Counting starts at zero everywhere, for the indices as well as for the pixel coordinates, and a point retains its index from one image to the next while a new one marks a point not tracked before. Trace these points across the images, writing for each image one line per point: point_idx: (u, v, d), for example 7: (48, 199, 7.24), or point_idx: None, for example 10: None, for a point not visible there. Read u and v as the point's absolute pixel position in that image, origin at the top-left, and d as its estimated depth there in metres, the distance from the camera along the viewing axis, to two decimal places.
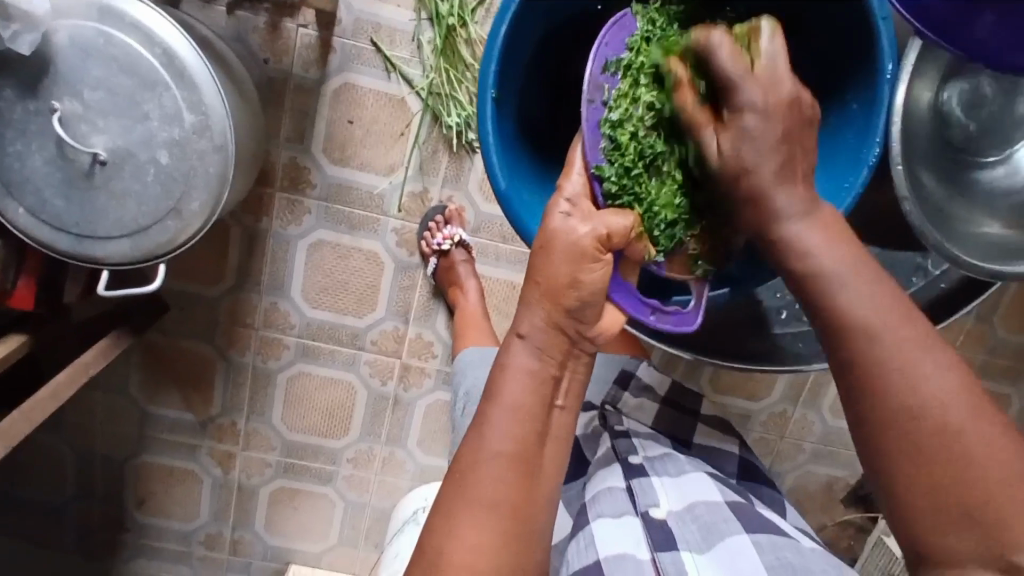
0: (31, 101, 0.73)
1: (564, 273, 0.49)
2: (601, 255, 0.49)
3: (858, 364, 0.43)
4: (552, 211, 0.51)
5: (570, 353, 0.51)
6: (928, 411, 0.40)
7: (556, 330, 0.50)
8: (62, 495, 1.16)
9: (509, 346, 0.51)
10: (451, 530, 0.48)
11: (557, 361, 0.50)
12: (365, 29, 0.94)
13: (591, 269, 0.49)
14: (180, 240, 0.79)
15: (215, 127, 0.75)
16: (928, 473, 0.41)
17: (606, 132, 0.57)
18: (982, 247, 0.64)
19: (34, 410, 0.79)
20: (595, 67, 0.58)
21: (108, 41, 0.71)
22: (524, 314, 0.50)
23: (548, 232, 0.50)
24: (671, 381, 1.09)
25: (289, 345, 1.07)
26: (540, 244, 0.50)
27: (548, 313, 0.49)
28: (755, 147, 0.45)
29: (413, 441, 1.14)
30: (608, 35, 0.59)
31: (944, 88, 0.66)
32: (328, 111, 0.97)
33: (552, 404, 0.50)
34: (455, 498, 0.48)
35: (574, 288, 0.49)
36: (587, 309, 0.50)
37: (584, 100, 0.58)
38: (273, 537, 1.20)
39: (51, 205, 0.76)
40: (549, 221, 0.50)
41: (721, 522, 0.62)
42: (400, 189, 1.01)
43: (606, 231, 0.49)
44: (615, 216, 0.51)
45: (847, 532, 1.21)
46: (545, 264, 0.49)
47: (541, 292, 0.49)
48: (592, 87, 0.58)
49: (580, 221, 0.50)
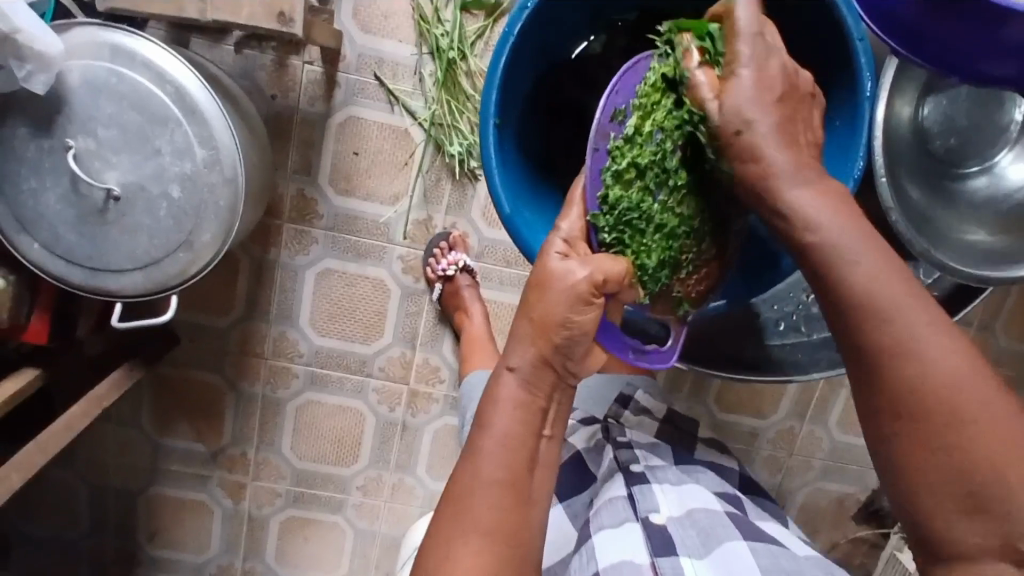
0: (45, 140, 0.75)
1: (558, 312, 0.50)
2: (594, 299, 0.50)
3: (866, 325, 0.43)
4: (547, 252, 0.52)
5: (559, 385, 0.52)
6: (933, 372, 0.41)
7: (544, 364, 0.51)
8: (72, 529, 1.16)
9: (499, 378, 0.52)
10: (454, 556, 0.48)
11: (546, 394, 0.52)
12: (368, 64, 0.97)
13: (584, 311, 0.50)
14: (191, 271, 0.81)
15: (225, 160, 0.77)
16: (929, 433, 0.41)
17: (607, 181, 0.57)
18: (969, 253, 0.66)
19: (49, 441, 0.80)
20: (603, 114, 0.57)
21: (120, 80, 0.74)
22: (516, 345, 0.51)
23: (545, 271, 0.51)
24: (677, 399, 1.10)
25: (298, 373, 1.08)
26: (534, 282, 0.51)
27: (540, 349, 0.51)
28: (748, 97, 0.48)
29: (422, 467, 1.15)
30: (620, 82, 0.58)
31: (922, 103, 0.69)
32: (334, 143, 0.99)
33: (541, 433, 0.52)
34: (456, 519, 0.49)
35: (565, 327, 0.50)
36: (576, 346, 0.51)
37: (589, 148, 0.57)
38: (284, 567, 1.20)
39: (66, 239, 0.78)
40: (545, 260, 0.52)
41: (718, 528, 0.63)
42: (405, 218, 1.03)
43: (602, 277, 0.50)
44: (609, 262, 0.52)
45: (860, 548, 1.20)
46: (541, 301, 0.50)
47: (533, 327, 0.51)
48: (598, 136, 0.57)
49: (577, 264, 0.51)
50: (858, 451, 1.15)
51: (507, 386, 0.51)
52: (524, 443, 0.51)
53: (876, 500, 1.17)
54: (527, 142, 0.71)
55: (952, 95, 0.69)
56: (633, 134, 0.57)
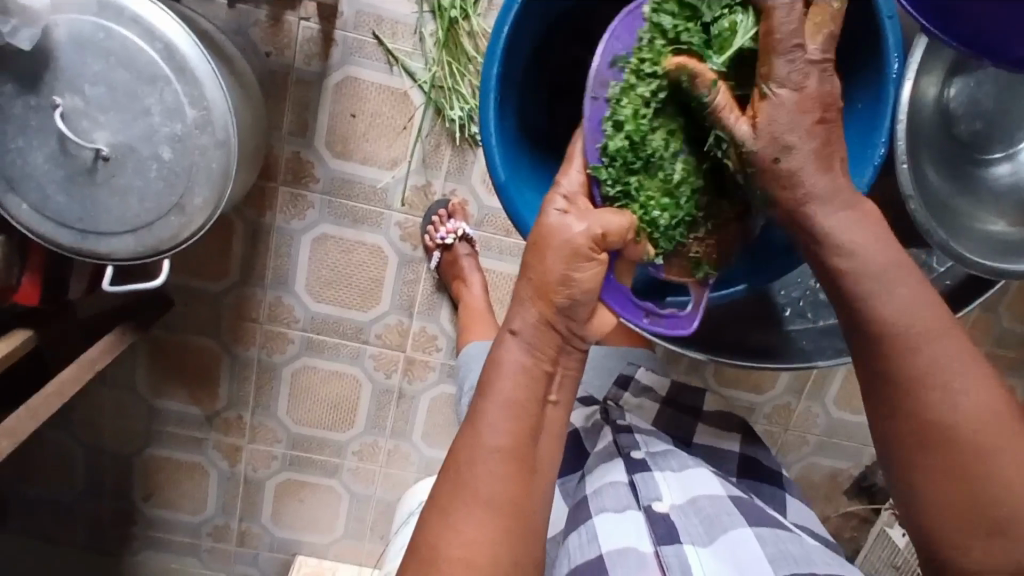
0: (32, 97, 0.73)
1: (556, 270, 0.49)
2: (596, 254, 0.49)
3: (917, 401, 0.46)
4: (547, 207, 0.51)
5: (563, 347, 0.51)
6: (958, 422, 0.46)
7: (547, 327, 0.50)
8: (69, 488, 1.17)
9: (502, 343, 0.51)
10: (454, 533, 0.47)
11: (551, 357, 0.50)
12: (367, 22, 0.93)
13: (585, 267, 0.49)
14: (183, 236, 0.78)
15: (217, 122, 0.74)
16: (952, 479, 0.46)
17: (608, 132, 0.56)
18: (986, 244, 0.64)
19: (41, 405, 0.79)
20: (602, 61, 0.56)
21: (108, 36, 0.71)
22: (519, 309, 0.50)
23: (545, 228, 0.49)
24: (676, 373, 1.09)
25: (294, 339, 1.07)
26: (536, 239, 0.50)
27: (541, 311, 0.50)
28: (790, 125, 0.46)
29: (418, 433, 1.15)
30: (620, 26, 0.57)
31: (949, 84, 0.65)
32: (330, 105, 0.96)
33: (546, 398, 0.51)
34: (452, 493, 0.48)
35: (566, 286, 0.49)
36: (578, 308, 0.50)
37: (587, 97, 0.57)
38: (280, 528, 1.21)
39: (55, 201, 0.76)
40: (542, 215, 0.51)
41: (722, 516, 0.63)
42: (404, 182, 1.01)
43: (602, 232, 0.49)
44: (611, 215, 0.51)
45: (850, 523, 1.22)
46: (541, 259, 0.49)
47: (533, 288, 0.50)
48: (597, 83, 0.57)
49: (576, 218, 0.50)
50: (853, 428, 1.15)
51: (511, 351, 0.50)
52: (528, 412, 0.50)
53: (868, 477, 1.18)
54: (528, 117, 0.69)
55: (979, 76, 0.65)
56: (636, 79, 0.56)
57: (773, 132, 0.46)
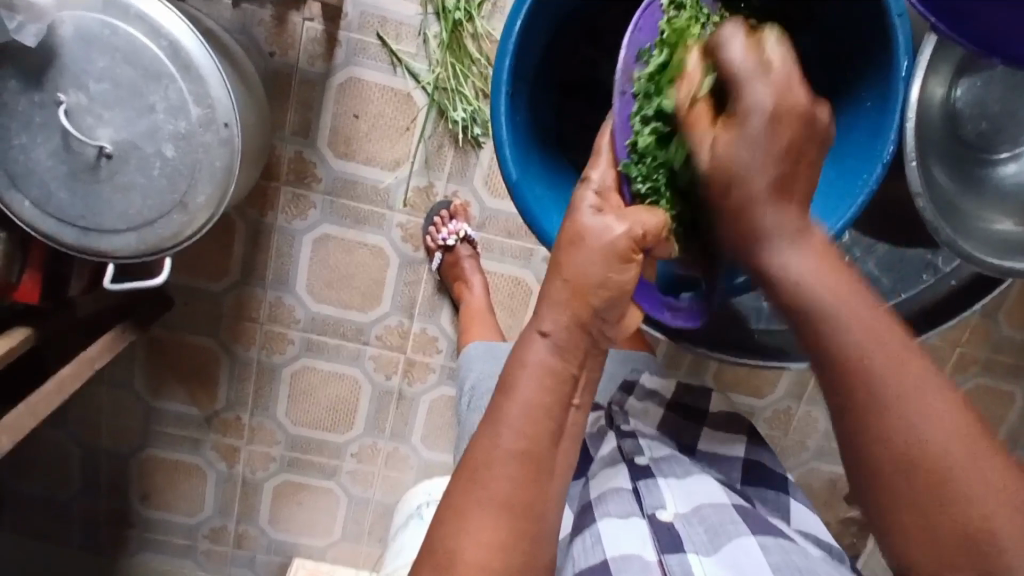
0: (36, 93, 0.73)
1: (594, 272, 0.47)
2: (634, 256, 0.48)
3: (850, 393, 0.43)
4: (581, 207, 0.50)
5: (591, 350, 0.50)
6: (935, 457, 0.41)
7: (579, 328, 0.48)
8: (65, 487, 1.16)
9: (529, 344, 0.49)
10: (460, 540, 0.46)
11: (578, 360, 0.49)
12: (371, 23, 0.93)
13: (623, 269, 0.48)
14: (186, 233, 0.78)
15: (221, 119, 0.74)
16: (928, 510, 0.42)
17: (637, 128, 0.56)
18: (992, 243, 0.65)
19: (40, 402, 0.78)
20: (628, 55, 0.57)
21: (113, 33, 0.71)
22: (548, 310, 0.49)
23: (580, 230, 0.48)
24: (677, 376, 1.09)
25: (293, 340, 1.07)
26: (568, 241, 0.48)
27: (575, 313, 0.48)
28: (753, 145, 0.44)
29: (417, 436, 1.14)
30: (641, 19, 0.58)
31: (956, 85, 0.65)
32: (334, 105, 0.96)
33: (570, 402, 0.49)
34: (464, 496, 0.47)
35: (603, 286, 0.47)
36: (612, 310, 0.49)
37: (616, 92, 0.56)
38: (278, 531, 1.20)
39: (57, 198, 0.76)
40: (578, 216, 0.49)
41: (727, 524, 0.62)
42: (406, 184, 1.01)
43: (642, 232, 0.48)
44: (644, 215, 0.51)
45: (849, 529, 1.22)
46: (575, 260, 0.48)
47: (568, 289, 0.48)
48: (625, 78, 0.56)
49: (614, 219, 0.49)
50: None
51: (537, 352, 0.49)
52: (548, 416, 0.48)
53: None
54: (541, 116, 0.69)
55: (985, 76, 0.65)
56: (657, 73, 0.57)
57: (732, 157, 0.45)
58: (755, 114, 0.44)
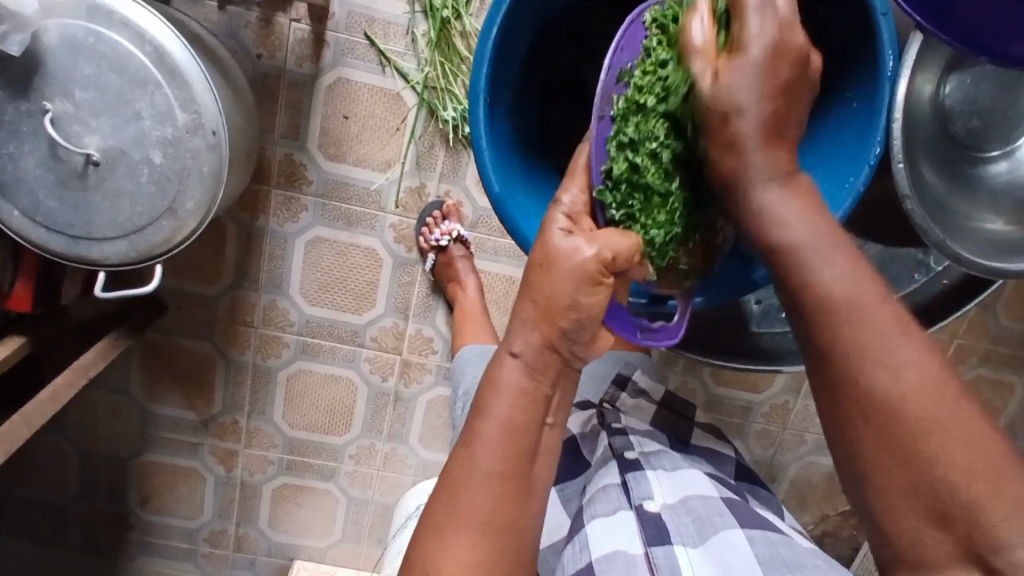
0: (22, 102, 0.72)
1: (564, 294, 0.46)
2: (604, 279, 0.47)
3: (839, 358, 0.43)
4: (550, 228, 0.49)
5: (564, 370, 0.49)
6: (906, 397, 0.41)
7: (549, 350, 0.48)
8: (65, 494, 1.16)
9: (501, 364, 0.49)
10: (448, 555, 0.46)
11: (551, 381, 0.49)
12: (359, 23, 0.92)
13: (593, 292, 0.47)
14: (176, 239, 0.78)
15: (209, 124, 0.74)
16: (892, 458, 0.42)
17: (613, 150, 0.55)
18: (982, 243, 0.64)
19: (34, 412, 0.78)
20: (608, 76, 0.56)
21: (97, 40, 0.70)
22: (518, 331, 0.48)
23: (550, 250, 0.47)
24: (673, 373, 1.08)
25: (288, 343, 1.07)
26: (539, 261, 0.48)
27: (544, 333, 0.47)
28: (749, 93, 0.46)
29: (415, 436, 1.14)
30: (621, 40, 0.57)
31: (945, 81, 0.65)
32: (323, 106, 0.95)
33: (544, 422, 0.49)
34: (453, 510, 0.47)
35: (573, 309, 0.47)
36: (583, 330, 0.48)
37: (594, 115, 0.55)
38: (277, 533, 1.20)
39: (47, 207, 0.75)
40: (548, 237, 0.48)
41: (714, 516, 0.62)
42: (397, 185, 1.00)
43: (611, 254, 0.47)
44: (617, 237, 0.50)
45: (848, 521, 1.22)
46: (545, 281, 0.47)
47: (537, 311, 0.47)
48: (603, 100, 0.55)
49: (584, 241, 0.48)
50: None
51: (514, 370, 0.48)
52: (529, 432, 0.48)
53: None
54: (521, 120, 0.68)
55: (976, 74, 0.65)
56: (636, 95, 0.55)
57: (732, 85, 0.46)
58: (754, 53, 0.45)
